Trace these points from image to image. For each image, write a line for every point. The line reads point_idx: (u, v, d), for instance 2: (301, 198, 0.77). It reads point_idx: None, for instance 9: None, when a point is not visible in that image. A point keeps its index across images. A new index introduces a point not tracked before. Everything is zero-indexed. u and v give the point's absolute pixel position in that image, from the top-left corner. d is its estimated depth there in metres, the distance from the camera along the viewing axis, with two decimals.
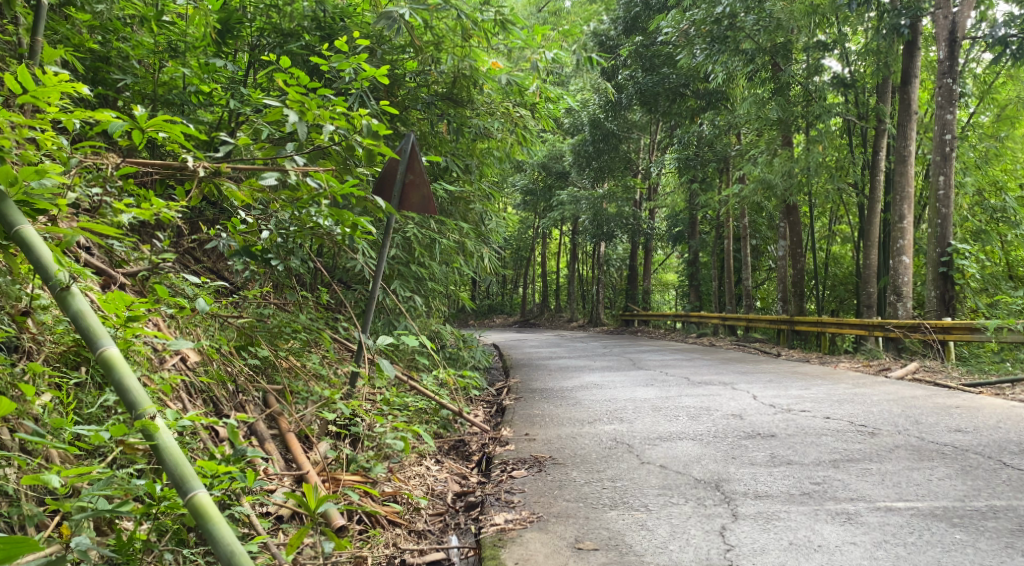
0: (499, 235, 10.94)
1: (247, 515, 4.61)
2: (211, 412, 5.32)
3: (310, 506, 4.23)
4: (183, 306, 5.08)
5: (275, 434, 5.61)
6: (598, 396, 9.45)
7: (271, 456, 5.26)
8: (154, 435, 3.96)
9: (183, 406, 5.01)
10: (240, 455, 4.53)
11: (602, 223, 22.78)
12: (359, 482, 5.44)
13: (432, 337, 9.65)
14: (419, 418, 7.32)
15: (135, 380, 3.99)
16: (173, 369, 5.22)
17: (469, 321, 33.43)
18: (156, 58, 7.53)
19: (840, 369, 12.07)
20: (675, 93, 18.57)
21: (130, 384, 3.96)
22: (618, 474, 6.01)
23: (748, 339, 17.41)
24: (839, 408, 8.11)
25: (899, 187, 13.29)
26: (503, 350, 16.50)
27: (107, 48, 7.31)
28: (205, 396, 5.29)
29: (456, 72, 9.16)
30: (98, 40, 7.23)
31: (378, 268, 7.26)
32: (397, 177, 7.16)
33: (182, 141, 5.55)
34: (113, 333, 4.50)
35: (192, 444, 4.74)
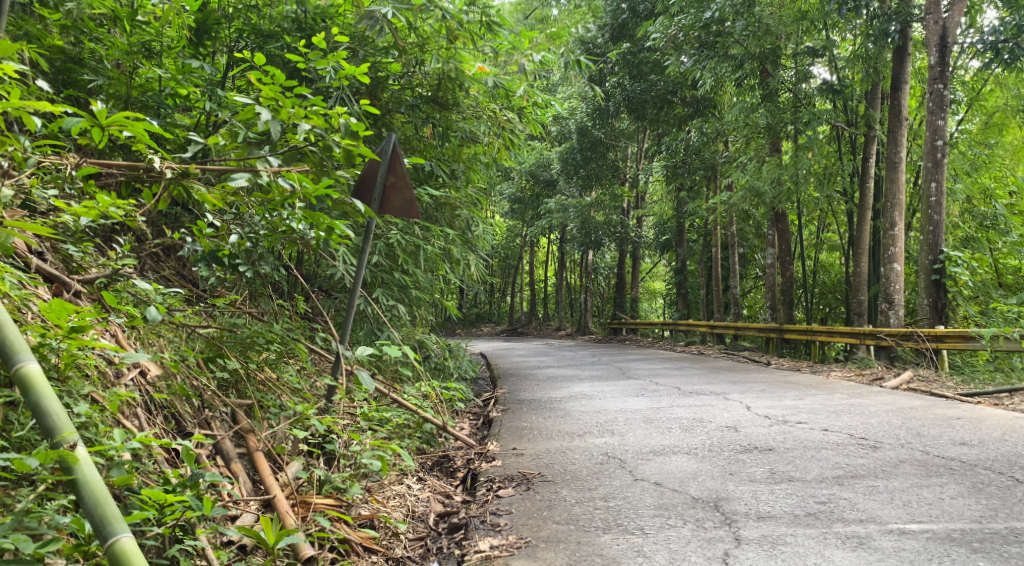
0: (485, 243, 10.62)
1: (202, 547, 4.35)
2: (172, 429, 4.96)
3: (270, 541, 4.23)
4: (132, 316, 4.81)
5: (241, 454, 5.24)
6: (588, 408, 9.14)
7: (237, 479, 4.92)
8: (72, 467, 3.81)
9: (139, 424, 4.67)
10: (195, 480, 4.28)
11: (589, 231, 22.51)
12: (331, 506, 5.11)
13: (415, 348, 9.32)
14: (399, 432, 7.00)
15: (54, 402, 3.86)
16: (131, 384, 4.87)
17: (455, 330, 33.07)
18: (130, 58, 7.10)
19: (832, 378, 11.79)
20: (663, 100, 18.32)
21: (49, 408, 3.83)
22: (610, 492, 5.69)
23: (737, 348, 17.14)
24: (837, 420, 7.82)
25: (891, 194, 13.04)
26: (490, 359, 16.20)
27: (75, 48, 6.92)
28: (165, 412, 4.94)
29: (441, 72, 8.86)
30: (69, 41, 6.89)
31: (358, 275, 6.92)
32: (377, 179, 6.83)
33: (145, 140, 5.24)
34: (56, 345, 4.34)
35: (142, 467, 4.41)
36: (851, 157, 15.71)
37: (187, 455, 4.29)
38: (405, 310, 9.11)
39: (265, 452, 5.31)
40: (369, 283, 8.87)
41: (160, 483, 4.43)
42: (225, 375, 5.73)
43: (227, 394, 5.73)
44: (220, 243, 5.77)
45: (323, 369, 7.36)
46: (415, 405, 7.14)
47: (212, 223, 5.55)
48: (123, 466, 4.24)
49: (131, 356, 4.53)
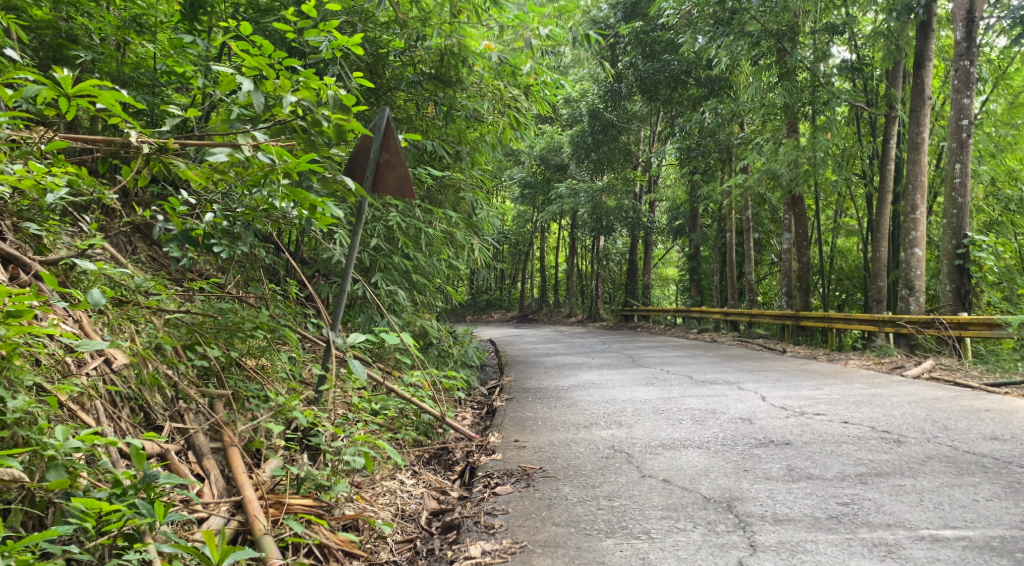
0: (491, 227, 10.19)
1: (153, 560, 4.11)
2: (139, 424, 4.72)
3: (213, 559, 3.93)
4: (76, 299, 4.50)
5: (216, 449, 4.96)
6: (596, 397, 8.75)
7: (209, 479, 4.67)
8: None
9: (97, 417, 4.42)
10: (146, 482, 4.14)
11: (601, 216, 21.99)
12: (311, 507, 4.78)
13: (416, 335, 8.92)
14: (394, 423, 6.65)
15: None
16: (94, 373, 4.60)
17: (466, 316, 32.69)
18: (121, 31, 6.72)
19: (850, 367, 11.35)
20: (677, 81, 17.87)
21: None
22: (615, 490, 5.31)
23: (751, 335, 16.70)
24: (858, 412, 7.42)
25: (912, 176, 12.47)
26: (499, 346, 15.85)
27: (65, 20, 6.50)
28: (130, 404, 4.70)
29: (443, 48, 8.43)
30: (61, 17, 6.48)
31: (349, 259, 6.56)
32: (370, 156, 6.47)
33: (116, 111, 4.96)
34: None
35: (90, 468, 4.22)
36: (871, 138, 15.16)
37: (136, 456, 4.15)
38: (406, 296, 8.72)
39: (242, 447, 5.02)
40: (369, 268, 8.50)
41: (111, 484, 4.24)
42: (205, 363, 5.42)
43: (207, 383, 5.42)
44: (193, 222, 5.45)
45: (315, 357, 6.99)
46: (413, 394, 6.78)
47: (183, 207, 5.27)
48: (63, 467, 4.10)
49: (86, 344, 4.33)
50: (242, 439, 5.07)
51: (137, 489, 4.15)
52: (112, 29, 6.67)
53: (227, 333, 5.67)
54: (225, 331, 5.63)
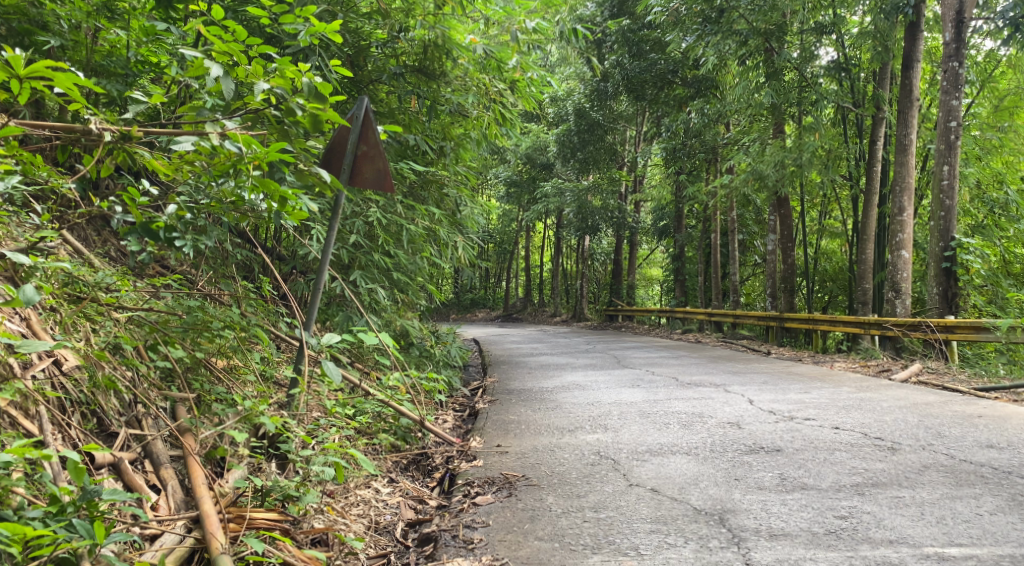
0: (475, 224, 9.93)
1: None
2: (92, 429, 4.58)
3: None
4: (9, 294, 4.30)
5: (175, 457, 4.76)
6: (580, 399, 8.52)
7: (166, 490, 4.49)
8: None
9: (40, 425, 4.31)
10: (87, 499, 4.01)
11: (586, 216, 21.63)
12: (274, 522, 4.60)
13: (396, 336, 8.65)
14: (370, 427, 6.40)
15: None
16: (42, 374, 4.53)
17: (449, 315, 32.38)
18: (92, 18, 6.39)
19: (838, 370, 11.15)
20: (663, 80, 17.63)
21: None
22: (601, 501, 5.08)
23: (735, 337, 16.50)
24: (849, 417, 7.22)
25: (900, 177, 12.21)
26: (482, 346, 15.58)
27: (37, 9, 6.16)
28: (81, 408, 4.57)
29: (427, 40, 8.15)
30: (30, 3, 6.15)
31: (324, 255, 6.28)
32: (347, 148, 6.20)
33: (73, 96, 4.83)
34: None
35: (22, 484, 4.05)
36: (859, 139, 14.99)
37: (74, 471, 3.99)
38: (387, 295, 8.45)
39: (203, 456, 4.79)
40: (348, 266, 8.22)
41: (48, 500, 4.08)
42: (169, 365, 5.24)
43: (170, 385, 5.26)
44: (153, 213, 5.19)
45: (289, 358, 6.72)
46: (391, 397, 6.52)
47: (143, 199, 5.04)
48: None
49: (27, 346, 4.23)
50: (203, 447, 4.86)
51: (76, 507, 4.01)
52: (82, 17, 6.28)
53: (194, 333, 5.46)
54: (192, 330, 5.43)
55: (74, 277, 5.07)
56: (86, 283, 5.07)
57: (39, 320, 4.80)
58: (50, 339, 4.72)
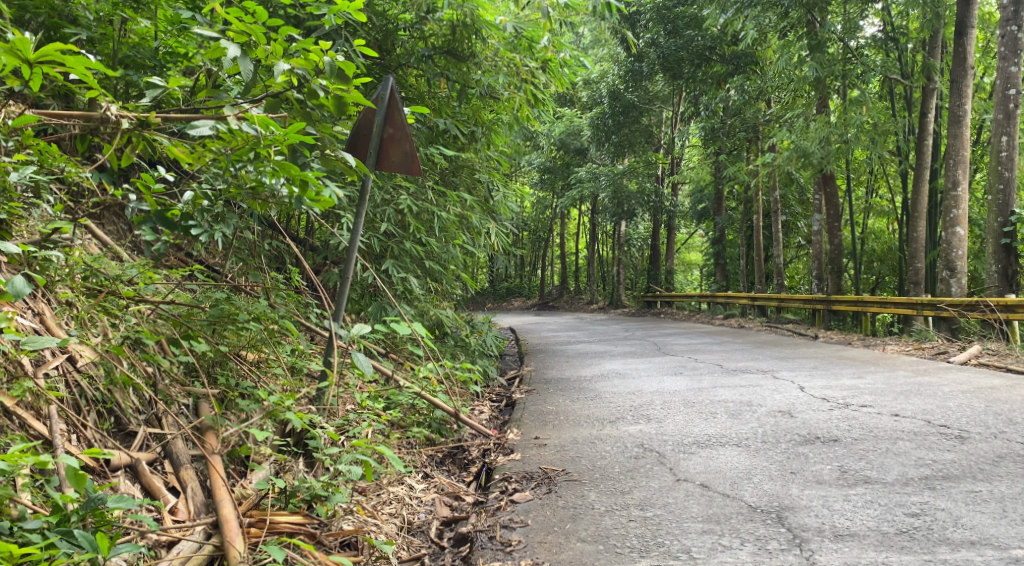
0: (509, 210, 9.59)
1: None
2: (109, 428, 4.42)
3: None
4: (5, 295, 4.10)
5: (195, 457, 4.58)
6: (621, 388, 8.18)
7: (186, 492, 4.32)
8: None
9: (51, 426, 4.15)
10: (92, 507, 3.87)
11: (622, 201, 21.08)
12: (299, 525, 4.38)
13: (430, 326, 8.37)
14: (403, 421, 6.14)
15: None
16: (56, 371, 4.37)
17: (485, 304, 32.06)
18: (117, 8, 6.15)
19: (890, 353, 10.67)
20: (700, 58, 17.12)
21: None
22: (647, 498, 4.77)
23: (780, 321, 16.00)
24: (908, 403, 6.83)
25: (953, 150, 11.67)
26: (519, 334, 15.26)
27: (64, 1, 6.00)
28: (98, 406, 4.41)
29: (456, 20, 7.78)
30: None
31: (351, 243, 6.01)
32: (373, 130, 5.92)
33: (85, 79, 4.62)
34: None
35: (21, 494, 3.87)
36: (907, 113, 14.38)
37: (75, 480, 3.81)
38: (419, 284, 8.18)
39: (223, 458, 4.60)
40: (379, 255, 7.95)
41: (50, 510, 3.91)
42: (192, 360, 5.05)
43: (193, 380, 5.06)
44: (169, 202, 4.98)
45: (317, 350, 6.47)
46: (425, 388, 6.27)
47: (159, 185, 4.82)
48: None
49: (33, 342, 4.02)
50: (226, 447, 4.67)
51: (80, 516, 3.86)
52: (109, 8, 6.15)
53: (218, 324, 5.25)
54: (216, 323, 5.25)
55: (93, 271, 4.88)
56: (105, 275, 4.88)
57: (53, 315, 4.66)
58: (64, 334, 4.57)
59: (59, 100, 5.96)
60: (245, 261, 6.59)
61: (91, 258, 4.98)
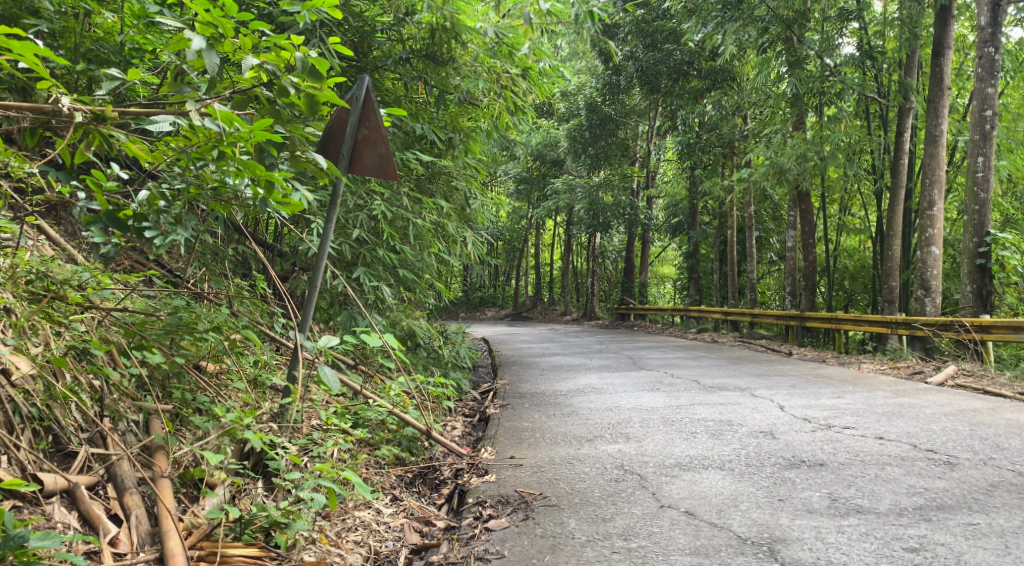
0: (485, 219, 9.33)
1: None
2: (46, 448, 4.21)
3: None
4: None
5: (142, 480, 4.36)
6: (597, 404, 7.95)
7: (130, 519, 4.09)
8: None
9: None
10: (12, 546, 3.53)
11: (597, 213, 20.92)
12: (254, 559, 4.20)
13: (402, 337, 8.08)
14: (372, 438, 5.88)
15: None
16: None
17: (458, 315, 31.77)
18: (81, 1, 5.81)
19: (867, 371, 10.51)
20: (678, 72, 17.04)
21: None
22: (631, 526, 4.58)
23: (754, 336, 15.86)
24: (891, 425, 6.65)
25: (929, 169, 11.41)
26: (492, 345, 15.01)
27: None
28: (33, 424, 4.19)
29: (434, 23, 7.52)
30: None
31: (320, 251, 5.70)
32: (347, 131, 5.65)
33: (37, 69, 4.39)
34: None
35: None
36: (884, 131, 14.27)
37: None
38: (391, 293, 7.90)
39: (172, 483, 4.37)
40: (351, 263, 7.69)
41: None
42: (144, 372, 4.82)
43: (144, 395, 4.86)
44: (121, 201, 4.73)
45: (282, 362, 6.16)
46: (395, 403, 6.01)
47: (111, 184, 4.57)
48: None
49: None
50: (175, 471, 4.45)
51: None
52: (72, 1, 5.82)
53: (176, 334, 5.05)
54: (172, 333, 5.02)
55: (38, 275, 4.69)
56: (51, 282, 4.70)
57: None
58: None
59: (13, 95, 5.63)
60: (209, 267, 6.32)
61: (39, 261, 4.79)
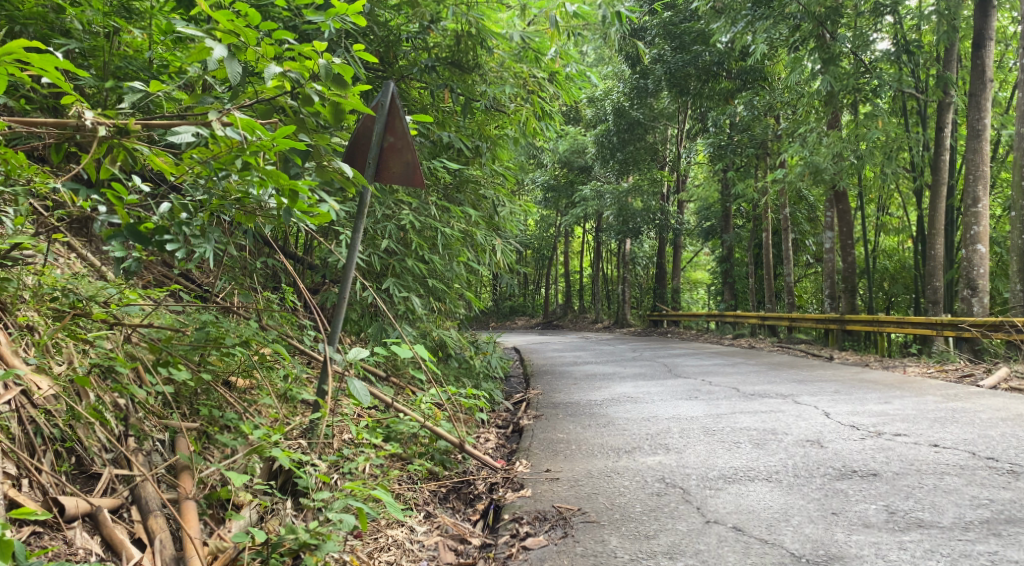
0: (515, 227, 9.13)
1: None
2: (70, 470, 4.10)
3: None
4: None
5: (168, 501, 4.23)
6: (634, 414, 7.72)
7: (154, 543, 3.95)
8: None
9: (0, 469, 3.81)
10: None
11: (627, 218, 20.68)
12: None
13: (433, 347, 7.90)
14: (404, 452, 5.71)
15: None
16: (8, 406, 4.02)
17: (489, 324, 31.55)
18: (110, 19, 5.76)
19: (913, 375, 10.16)
20: (708, 73, 16.79)
21: None
22: (676, 544, 4.42)
23: (793, 341, 15.51)
24: (945, 431, 6.36)
25: (973, 166, 11.05)
26: (524, 355, 14.79)
27: (57, 13, 5.68)
28: (55, 445, 4.08)
29: (459, 29, 7.37)
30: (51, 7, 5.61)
31: (347, 262, 5.54)
32: (372, 140, 5.49)
33: (60, 82, 4.27)
34: None
35: None
36: (922, 128, 13.90)
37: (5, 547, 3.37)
38: (421, 304, 7.73)
39: (194, 507, 4.22)
40: (380, 273, 7.53)
41: None
42: (170, 390, 4.70)
43: (171, 412, 4.74)
44: (142, 214, 4.63)
45: (310, 375, 6.01)
46: (427, 416, 5.84)
47: (132, 196, 4.46)
48: None
49: None
50: (199, 493, 4.31)
51: None
52: (102, 19, 5.78)
53: (202, 350, 4.93)
54: (197, 349, 4.90)
55: (62, 295, 4.63)
56: (74, 301, 4.62)
57: (10, 340, 4.27)
58: (20, 363, 4.16)
59: (42, 112, 5.64)
60: (236, 281, 6.20)
61: (62, 280, 4.73)
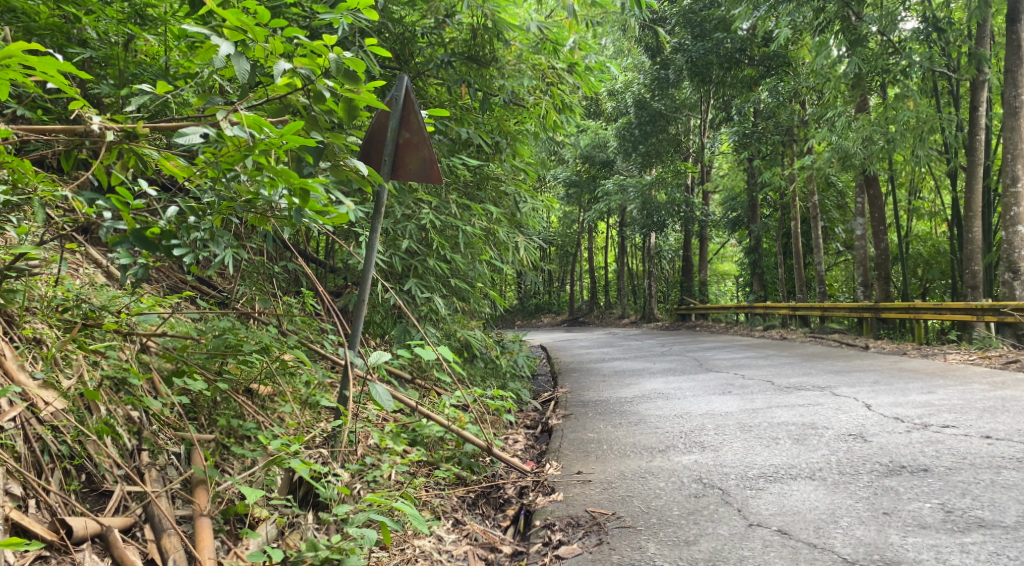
0: (538, 223, 8.89)
1: None
2: (81, 488, 3.95)
3: None
4: None
5: (183, 519, 4.07)
6: (667, 411, 7.48)
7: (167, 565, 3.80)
8: None
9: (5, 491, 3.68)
10: None
11: (652, 212, 20.34)
12: None
13: (458, 348, 7.69)
14: (431, 458, 5.52)
15: None
16: (13, 424, 3.88)
17: (515, 323, 31.30)
18: (122, 25, 5.59)
19: (955, 362, 9.82)
20: (730, 61, 16.44)
21: None
22: (719, 550, 4.21)
23: (825, 331, 15.15)
24: (996, 422, 6.07)
25: (1011, 144, 10.67)
26: (551, 352, 14.54)
27: (73, 23, 5.50)
28: (63, 462, 3.93)
29: (475, 21, 7.18)
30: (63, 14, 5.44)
31: (365, 263, 5.35)
32: (387, 136, 5.29)
33: (62, 86, 4.10)
34: None
35: None
36: (954, 109, 13.51)
37: None
38: (445, 304, 7.53)
39: (211, 523, 4.06)
40: (401, 274, 7.34)
41: None
42: (186, 400, 4.52)
43: (189, 423, 4.58)
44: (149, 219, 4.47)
45: (332, 381, 5.82)
46: (453, 420, 5.64)
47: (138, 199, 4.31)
48: None
49: None
50: (216, 508, 4.14)
51: None
52: (115, 25, 5.62)
53: (218, 358, 4.76)
54: (214, 358, 4.73)
55: (72, 306, 4.48)
56: (84, 311, 4.47)
57: (16, 355, 4.12)
58: (25, 380, 4.01)
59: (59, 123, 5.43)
60: (254, 285, 6.02)
61: (71, 289, 4.60)
